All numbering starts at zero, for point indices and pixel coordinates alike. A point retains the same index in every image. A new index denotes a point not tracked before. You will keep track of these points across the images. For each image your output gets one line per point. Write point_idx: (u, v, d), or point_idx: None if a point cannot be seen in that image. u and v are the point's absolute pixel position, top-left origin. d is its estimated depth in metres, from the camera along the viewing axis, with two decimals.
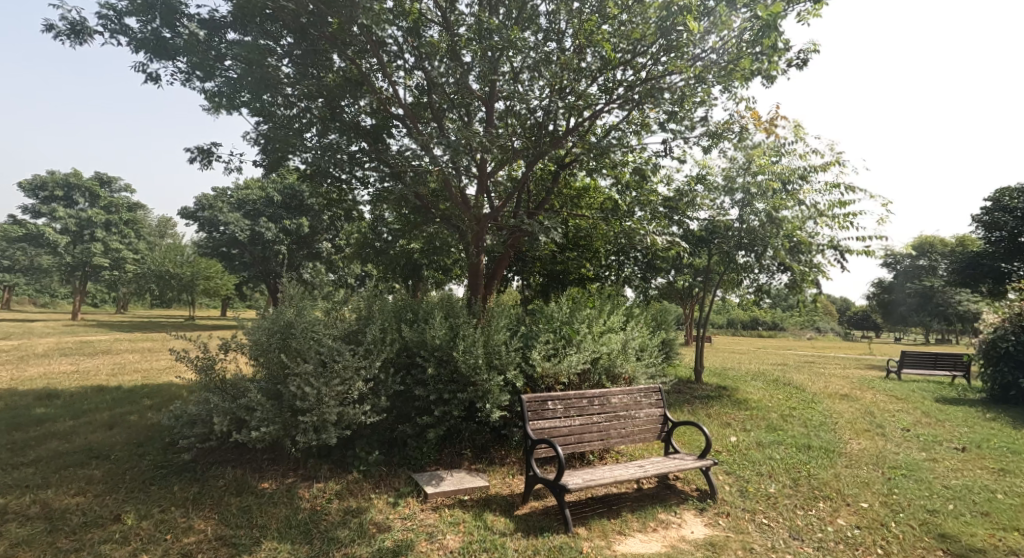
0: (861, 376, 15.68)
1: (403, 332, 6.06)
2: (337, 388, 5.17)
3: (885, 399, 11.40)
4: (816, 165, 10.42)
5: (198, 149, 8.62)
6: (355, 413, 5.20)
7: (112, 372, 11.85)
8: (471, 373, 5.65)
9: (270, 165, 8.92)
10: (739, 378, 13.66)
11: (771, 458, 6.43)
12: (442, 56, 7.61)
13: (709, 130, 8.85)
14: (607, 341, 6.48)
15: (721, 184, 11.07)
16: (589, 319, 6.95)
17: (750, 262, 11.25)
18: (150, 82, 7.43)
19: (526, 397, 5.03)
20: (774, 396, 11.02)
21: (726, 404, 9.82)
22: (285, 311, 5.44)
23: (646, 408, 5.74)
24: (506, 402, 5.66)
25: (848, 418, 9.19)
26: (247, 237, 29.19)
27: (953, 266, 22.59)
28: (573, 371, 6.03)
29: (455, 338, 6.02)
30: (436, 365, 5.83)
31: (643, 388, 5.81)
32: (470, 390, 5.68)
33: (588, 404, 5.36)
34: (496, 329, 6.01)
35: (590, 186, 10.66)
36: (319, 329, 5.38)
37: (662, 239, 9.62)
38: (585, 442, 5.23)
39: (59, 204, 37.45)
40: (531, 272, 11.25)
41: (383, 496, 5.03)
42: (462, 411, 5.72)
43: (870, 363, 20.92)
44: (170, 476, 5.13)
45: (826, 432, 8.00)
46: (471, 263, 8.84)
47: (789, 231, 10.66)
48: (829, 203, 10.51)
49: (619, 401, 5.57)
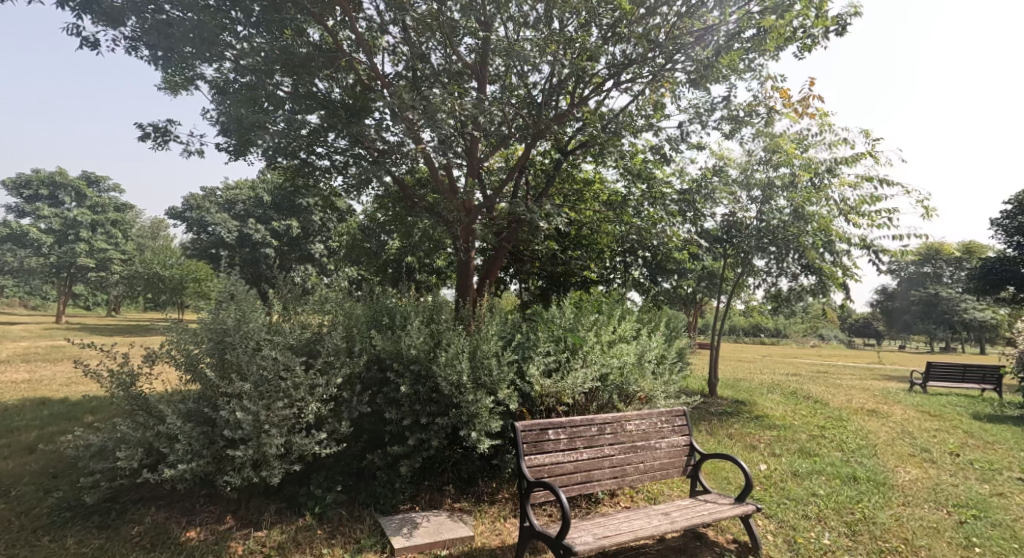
0: (882, 388, 14.60)
1: (373, 339, 5.02)
2: (284, 410, 4.12)
3: (918, 417, 10.34)
4: (848, 157, 9.39)
5: (153, 129, 7.65)
6: (306, 444, 4.14)
7: (68, 381, 10.77)
8: (453, 393, 4.60)
9: (238, 147, 7.93)
10: (754, 390, 12.61)
11: (814, 494, 5.38)
12: (427, 20, 6.59)
13: (730, 114, 7.85)
14: (619, 353, 5.41)
15: (739, 178, 10.17)
16: (597, 325, 5.90)
17: (768, 266, 10.47)
18: (87, 45, 6.70)
19: (521, 425, 3.97)
20: (797, 412, 9.96)
21: (746, 422, 8.78)
22: (222, 310, 4.38)
23: (670, 436, 4.67)
24: (497, 429, 4.61)
25: (886, 440, 8.14)
26: (235, 238, 28.14)
27: (971, 271, 21.60)
28: (579, 390, 4.97)
29: (436, 349, 4.97)
30: (412, 382, 4.79)
31: (665, 412, 4.75)
32: (453, 414, 4.63)
33: (598, 433, 4.32)
34: (485, 338, 4.95)
35: (595, 179, 9.64)
36: (262, 334, 4.33)
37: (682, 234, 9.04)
38: (594, 481, 4.17)
39: (44, 203, 36.48)
40: (530, 276, 10.34)
41: (339, 552, 3.97)
42: (443, 440, 4.67)
43: (886, 374, 19.86)
44: (72, 521, 4.08)
45: (868, 458, 6.93)
46: (460, 259, 7.65)
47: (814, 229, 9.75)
48: (860, 198, 9.51)
49: (637, 428, 4.52)
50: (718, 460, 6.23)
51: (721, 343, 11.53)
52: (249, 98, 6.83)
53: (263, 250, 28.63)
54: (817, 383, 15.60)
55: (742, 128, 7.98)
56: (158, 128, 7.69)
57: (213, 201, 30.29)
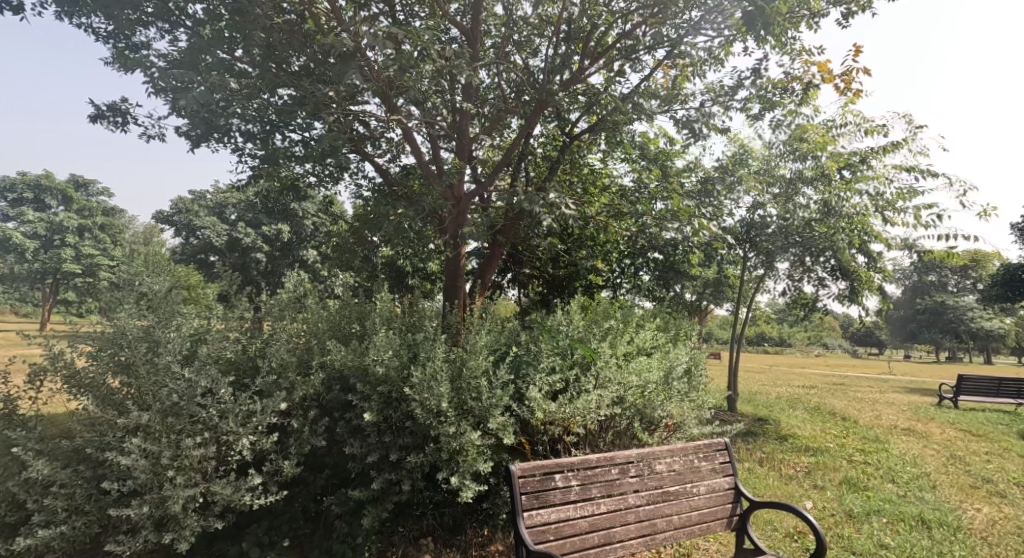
0: (909, 403, 13.54)
1: (333, 352, 4.00)
2: (195, 449, 3.08)
3: (961, 437, 9.30)
4: (886, 148, 8.33)
5: (108, 107, 6.24)
6: (230, 493, 3.11)
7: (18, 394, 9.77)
8: (430, 423, 3.57)
9: (200, 132, 6.77)
10: (774, 405, 11.55)
11: (883, 547, 4.33)
12: None
13: (757, 93, 6.88)
14: (641, 370, 4.37)
15: (760, 171, 9.32)
16: (611, 335, 4.88)
17: (792, 268, 9.61)
18: (11, 10, 5.75)
19: (517, 469, 2.94)
20: (828, 432, 8.93)
21: (775, 443, 7.76)
22: (120, 313, 3.28)
23: (711, 479, 3.63)
24: (486, 469, 3.59)
25: (938, 466, 7.10)
26: (224, 243, 27.15)
27: (991, 279, 20.55)
28: (591, 418, 3.94)
29: (411, 365, 3.94)
30: (380, 407, 3.77)
31: (703, 447, 3.71)
32: (430, 450, 3.60)
33: (619, 476, 3.28)
34: (473, 352, 3.93)
35: (603, 171, 8.67)
36: (172, 343, 3.26)
37: (710, 231, 7.80)
38: (614, 543, 3.13)
39: (29, 207, 35.35)
40: (529, 278, 9.38)
41: None
42: (418, 482, 3.64)
43: (907, 387, 18.73)
44: None
45: (928, 492, 5.87)
46: (450, 257, 6.57)
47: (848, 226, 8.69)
48: (898, 193, 8.49)
49: (669, 468, 3.48)
50: (770, 511, 4.96)
51: (740, 353, 10.48)
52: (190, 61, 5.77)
53: (254, 255, 27.57)
54: (838, 397, 14.52)
55: (773, 110, 7.00)
56: (112, 106, 6.34)
57: (202, 204, 29.26)
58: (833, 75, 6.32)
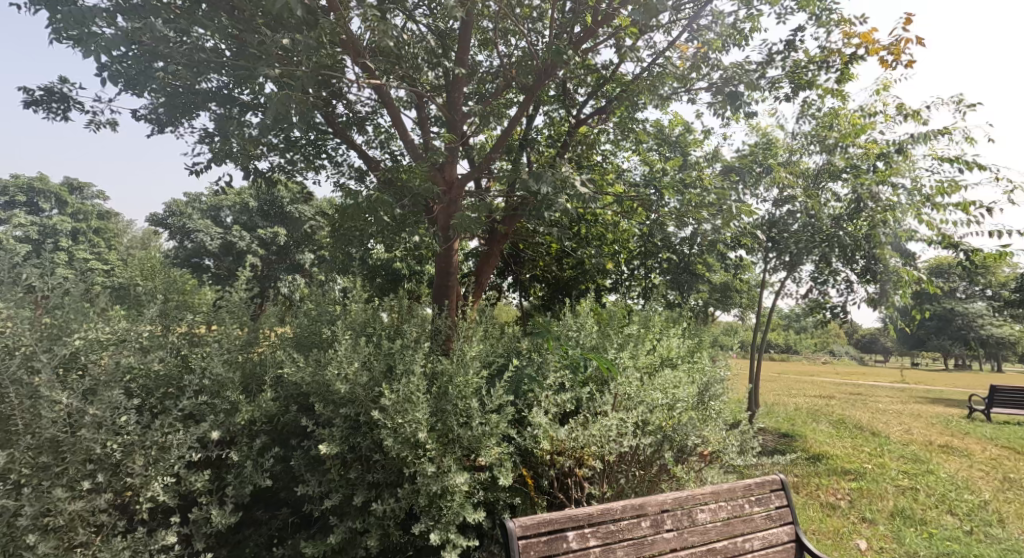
0: (937, 415, 12.69)
1: (291, 365, 3.26)
2: (73, 501, 2.49)
3: (1007, 456, 8.46)
4: (927, 136, 7.51)
5: (45, 92, 5.34)
6: None
7: None
8: (405, 457, 2.79)
9: (165, 114, 5.84)
10: (796, 418, 10.71)
11: None
12: None
13: (791, 68, 6.10)
14: (669, 387, 3.58)
15: (784, 163, 8.59)
16: (630, 344, 4.09)
17: (817, 270, 8.82)
18: None
19: (517, 526, 2.14)
20: (861, 449, 8.09)
21: (806, 464, 6.93)
22: None
23: (767, 531, 2.80)
24: (476, 518, 2.80)
25: (996, 491, 6.26)
26: (217, 247, 26.41)
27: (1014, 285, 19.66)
28: (609, 449, 3.14)
29: (385, 381, 3.16)
30: (344, 435, 3.00)
31: (756, 488, 2.88)
32: (405, 493, 2.81)
33: (651, 532, 2.47)
34: (464, 363, 3.15)
35: (613, 162, 7.90)
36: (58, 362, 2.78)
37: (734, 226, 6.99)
38: None
39: (20, 209, 34.52)
40: (531, 281, 8.61)
41: None
42: (390, 533, 2.85)
43: (928, 397, 17.85)
44: None
45: (996, 526, 5.04)
46: (443, 252, 5.77)
47: (885, 221, 7.71)
48: (937, 186, 7.62)
49: (713, 518, 2.67)
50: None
51: (761, 362, 9.64)
52: (134, 14, 4.75)
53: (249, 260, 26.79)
54: (859, 408, 13.67)
55: (807, 88, 6.21)
56: (51, 90, 5.40)
57: (196, 206, 28.44)
58: (879, 46, 5.53)
